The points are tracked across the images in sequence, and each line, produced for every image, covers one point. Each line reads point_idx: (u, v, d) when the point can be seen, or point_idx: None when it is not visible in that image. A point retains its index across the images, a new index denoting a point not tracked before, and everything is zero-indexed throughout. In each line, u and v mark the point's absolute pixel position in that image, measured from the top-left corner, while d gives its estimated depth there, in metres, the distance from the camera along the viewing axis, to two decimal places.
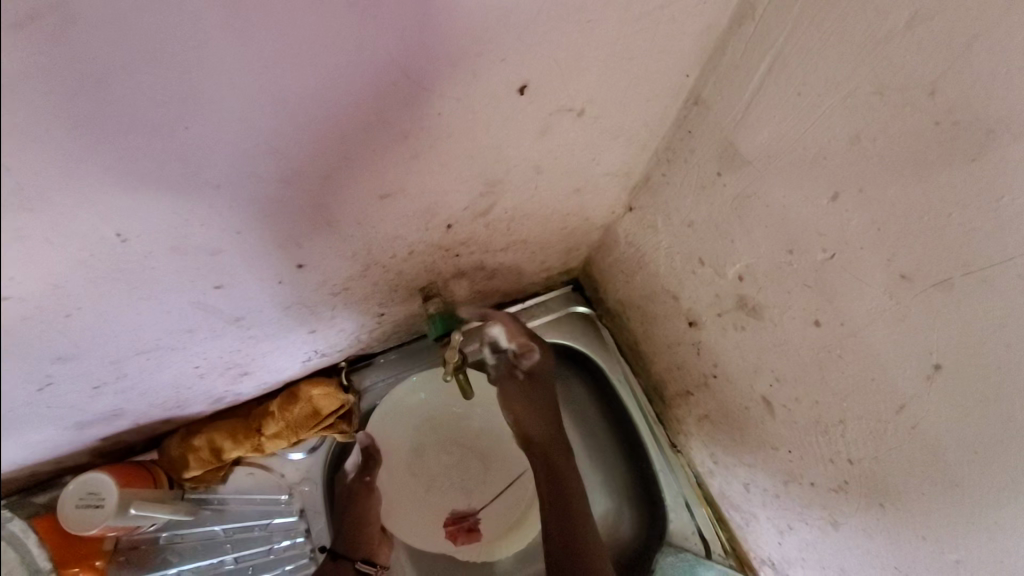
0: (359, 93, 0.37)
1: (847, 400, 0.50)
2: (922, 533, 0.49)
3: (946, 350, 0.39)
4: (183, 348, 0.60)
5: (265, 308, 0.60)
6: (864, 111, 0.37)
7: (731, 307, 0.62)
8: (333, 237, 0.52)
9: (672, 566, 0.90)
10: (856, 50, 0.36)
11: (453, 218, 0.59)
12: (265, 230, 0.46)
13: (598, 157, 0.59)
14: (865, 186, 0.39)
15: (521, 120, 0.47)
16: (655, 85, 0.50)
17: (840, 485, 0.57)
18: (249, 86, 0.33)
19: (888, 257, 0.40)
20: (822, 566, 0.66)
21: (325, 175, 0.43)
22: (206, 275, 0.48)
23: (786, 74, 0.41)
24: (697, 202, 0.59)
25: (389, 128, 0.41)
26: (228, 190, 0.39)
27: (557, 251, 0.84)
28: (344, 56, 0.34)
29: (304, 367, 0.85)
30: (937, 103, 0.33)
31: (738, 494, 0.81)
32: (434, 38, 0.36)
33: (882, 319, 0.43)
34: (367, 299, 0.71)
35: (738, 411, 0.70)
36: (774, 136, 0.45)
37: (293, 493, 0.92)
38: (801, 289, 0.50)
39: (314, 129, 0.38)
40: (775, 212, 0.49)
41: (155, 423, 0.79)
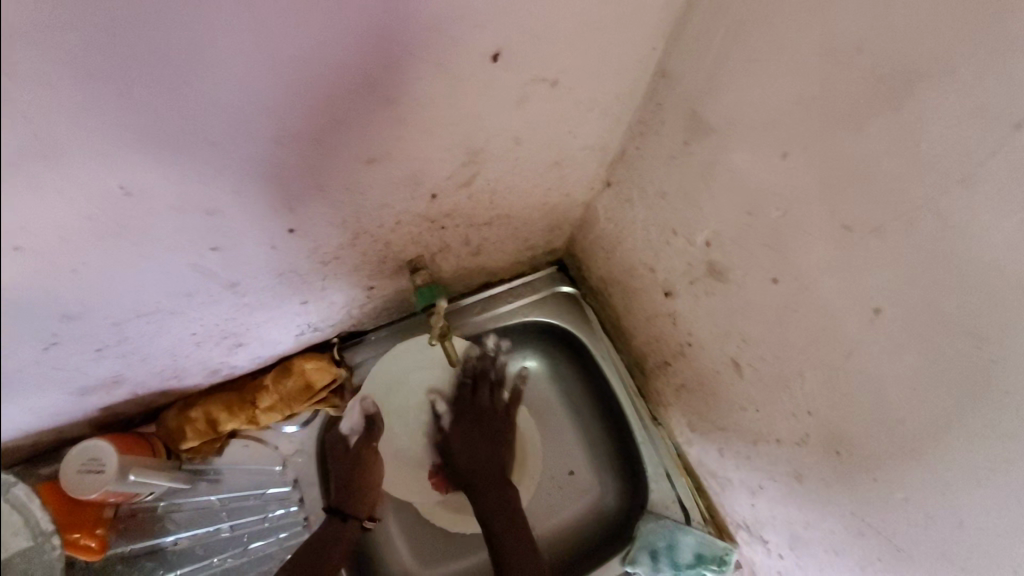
0: (345, 55, 0.40)
1: (804, 353, 0.54)
2: (873, 475, 0.52)
3: (885, 294, 0.42)
4: (181, 312, 0.63)
5: (259, 275, 0.63)
6: (807, 72, 0.40)
7: (701, 273, 0.66)
8: (323, 202, 0.55)
9: (653, 533, 0.92)
10: (798, 16, 0.39)
11: (437, 188, 0.63)
12: (258, 192, 0.49)
13: (575, 130, 0.63)
14: (810, 144, 0.43)
15: (498, 88, 0.51)
16: (625, 57, 0.53)
17: (801, 438, 0.60)
18: (245, 44, 0.36)
19: (832, 210, 0.43)
20: (790, 521, 0.70)
21: (316, 137, 0.46)
22: (202, 236, 0.51)
23: (741, 42, 0.45)
24: (668, 172, 0.63)
25: (375, 92, 0.45)
26: (224, 147, 0.43)
27: (541, 228, 0.87)
28: (332, 19, 0.37)
29: (297, 342, 0.88)
30: (868, 59, 0.36)
31: (714, 460, 0.84)
32: (416, 4, 0.39)
33: (830, 270, 0.46)
34: (357, 270, 0.74)
35: (711, 376, 0.73)
36: (733, 102, 0.49)
37: (287, 464, 0.95)
38: (760, 248, 0.53)
39: (305, 90, 0.41)
40: (735, 176, 0.52)
41: (154, 393, 0.82)
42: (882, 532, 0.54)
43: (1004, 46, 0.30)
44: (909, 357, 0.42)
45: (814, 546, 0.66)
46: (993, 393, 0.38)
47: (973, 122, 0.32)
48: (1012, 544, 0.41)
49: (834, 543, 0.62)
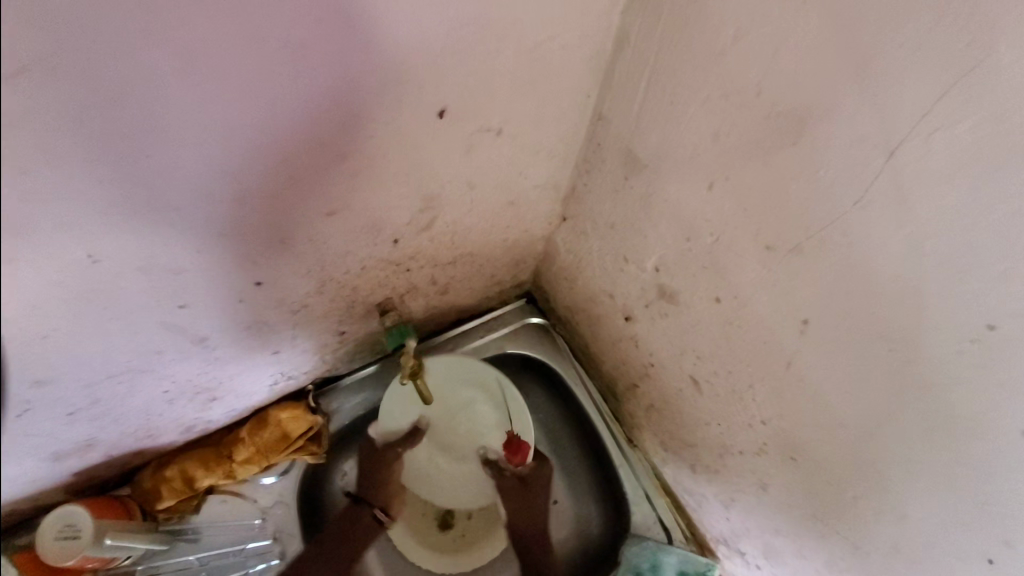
0: (295, 120, 0.44)
1: (751, 366, 0.57)
2: (826, 478, 0.54)
3: (812, 307, 0.45)
4: (152, 370, 0.64)
5: (228, 329, 0.65)
6: (718, 113, 0.45)
7: (655, 297, 0.69)
8: (287, 254, 0.57)
9: (636, 556, 0.92)
10: (703, 64, 0.44)
11: (398, 233, 0.66)
12: (223, 249, 0.51)
13: (525, 171, 0.67)
14: (729, 175, 0.47)
15: (446, 140, 0.54)
16: (562, 104, 0.58)
17: (759, 448, 0.63)
18: (201, 118, 0.39)
19: (755, 233, 0.47)
20: (761, 530, 0.72)
21: (277, 195, 0.49)
22: (170, 296, 0.53)
23: (660, 88, 0.50)
24: (614, 205, 0.67)
25: (328, 149, 0.48)
26: (187, 211, 0.45)
27: (505, 263, 0.90)
28: (281, 88, 0.41)
29: (271, 392, 0.89)
30: (765, 101, 0.40)
31: (688, 477, 0.86)
32: (354, 72, 0.43)
33: (761, 287, 0.50)
34: (326, 316, 0.76)
35: (675, 394, 0.76)
36: (662, 139, 0.53)
37: (267, 516, 0.94)
38: (701, 271, 0.57)
39: (261, 152, 0.44)
40: (672, 206, 0.57)
41: (126, 454, 0.81)
42: (840, 532, 0.56)
43: (871, 86, 0.33)
44: (838, 364, 0.46)
45: (785, 551, 0.69)
46: (913, 391, 0.41)
47: (854, 151, 0.36)
48: (949, 530, 0.44)
49: (802, 546, 0.64)
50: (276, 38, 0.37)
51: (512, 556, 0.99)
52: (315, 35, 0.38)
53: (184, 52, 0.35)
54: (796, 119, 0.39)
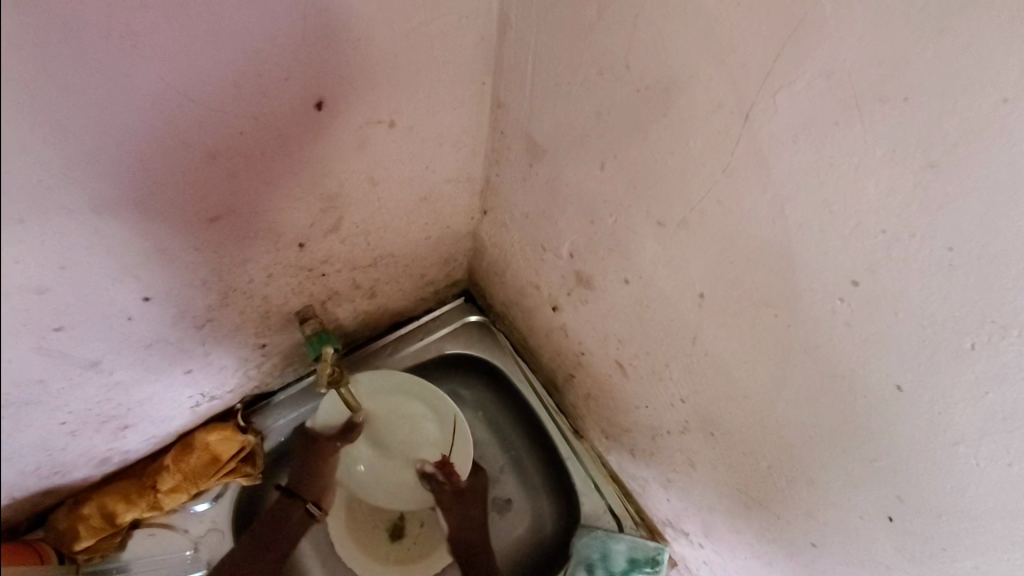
0: (144, 119, 0.40)
1: (663, 344, 0.57)
2: (742, 449, 0.54)
3: (704, 280, 0.45)
4: (41, 402, 0.59)
5: (123, 350, 0.61)
6: (596, 90, 0.44)
7: (574, 284, 0.69)
8: (173, 264, 0.54)
9: (588, 546, 0.91)
10: (575, 42, 0.44)
11: (302, 236, 0.63)
12: (94, 265, 0.47)
13: (431, 165, 0.65)
14: (617, 154, 0.47)
15: (333, 134, 0.52)
16: (455, 93, 0.57)
17: (684, 426, 0.62)
18: (27, 119, 0.35)
19: (646, 209, 0.47)
20: (698, 508, 0.72)
21: (144, 203, 0.46)
22: (43, 319, 0.48)
23: (544, 69, 0.49)
24: (524, 193, 0.66)
25: (191, 149, 0.45)
26: (36, 224, 0.40)
27: (432, 262, 0.88)
28: (115, 83, 0.37)
29: (194, 415, 0.84)
30: (633, 74, 0.40)
31: (629, 461, 0.85)
32: (204, 63, 0.40)
33: (660, 263, 0.50)
34: (239, 329, 0.72)
35: (606, 380, 0.76)
36: (554, 122, 0.52)
37: (200, 546, 0.88)
38: (608, 253, 0.57)
39: (109, 154, 0.40)
40: (573, 189, 0.56)
41: (35, 495, 0.75)
42: (763, 503, 0.56)
43: (720, 50, 0.33)
44: (735, 334, 0.46)
45: (721, 528, 0.69)
46: (800, 354, 0.41)
47: (716, 118, 0.36)
48: (851, 490, 0.44)
49: (734, 521, 0.65)
50: (94, 25, 0.34)
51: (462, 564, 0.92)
52: (142, 22, 0.35)
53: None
54: (661, 91, 0.38)
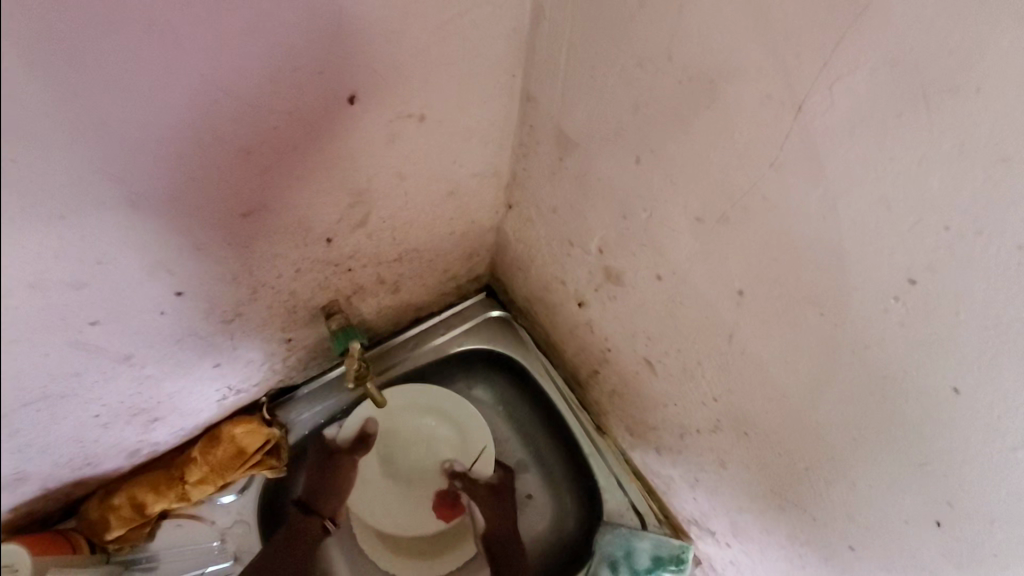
0: (182, 113, 0.40)
1: (697, 341, 0.56)
2: (777, 448, 0.53)
3: (744, 277, 0.44)
4: (76, 395, 0.60)
5: (154, 345, 0.61)
6: (634, 82, 0.43)
7: (602, 280, 0.68)
8: (205, 260, 0.54)
9: (611, 543, 0.90)
10: (614, 35, 0.43)
11: (330, 231, 0.63)
12: (128, 261, 0.47)
13: (459, 159, 0.64)
14: (653, 147, 0.46)
15: (363, 128, 0.52)
16: (486, 87, 0.56)
17: (715, 425, 0.61)
18: (71, 116, 0.35)
19: (684, 203, 0.46)
20: (726, 508, 0.71)
21: (180, 199, 0.46)
22: (79, 312, 0.49)
23: (578, 61, 0.48)
24: (552, 188, 0.65)
25: (226, 146, 0.44)
26: (75, 220, 0.41)
27: (456, 257, 0.88)
28: (153, 78, 0.37)
29: (221, 408, 0.85)
30: (675, 65, 0.39)
31: (654, 459, 0.84)
32: (243, 58, 0.39)
33: (696, 259, 0.49)
34: (266, 323, 0.73)
35: (632, 376, 0.75)
36: (587, 116, 0.51)
37: (226, 537, 0.88)
38: (641, 249, 0.56)
39: (150, 150, 0.40)
40: (605, 184, 0.55)
41: (66, 486, 0.77)
42: (798, 505, 0.55)
43: (771, 39, 0.32)
44: (775, 331, 0.45)
45: (750, 528, 0.68)
46: (844, 354, 0.40)
47: (765, 111, 0.35)
48: (894, 492, 0.43)
49: (766, 522, 0.63)
50: (137, 20, 0.34)
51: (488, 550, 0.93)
52: (183, 16, 0.35)
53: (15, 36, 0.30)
54: (706, 83, 0.37)
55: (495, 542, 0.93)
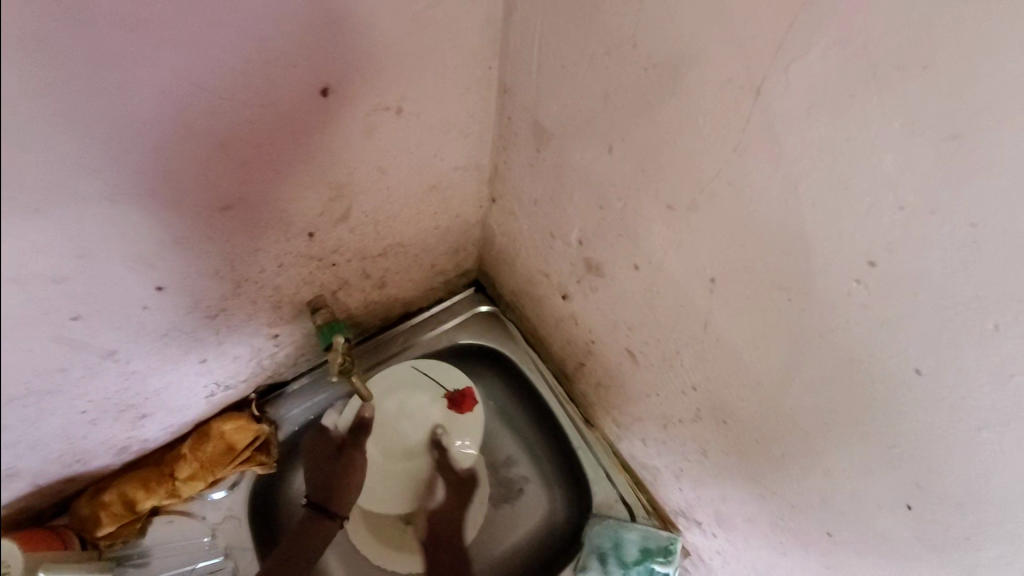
0: (155, 107, 0.40)
1: (674, 330, 0.56)
2: (754, 436, 0.54)
3: (715, 265, 0.45)
4: (60, 391, 0.60)
5: (138, 340, 0.61)
6: (603, 71, 0.44)
7: (583, 271, 0.68)
8: (184, 255, 0.54)
9: (598, 535, 0.90)
10: (582, 25, 0.43)
11: (311, 226, 0.63)
12: (107, 255, 0.48)
13: (439, 153, 0.65)
14: (624, 136, 0.46)
15: (339, 120, 0.52)
16: (462, 79, 0.56)
17: (695, 414, 0.62)
18: (43, 110, 0.35)
19: (656, 192, 0.46)
20: (710, 497, 0.71)
21: (157, 194, 0.46)
22: (58, 307, 0.49)
23: (551, 51, 0.49)
24: (532, 180, 0.66)
25: (202, 139, 0.45)
26: (51, 215, 0.41)
27: (442, 251, 0.88)
28: (122, 73, 0.37)
29: (210, 404, 0.85)
30: (640, 53, 0.39)
31: (640, 450, 0.85)
32: (213, 51, 0.40)
33: (670, 248, 0.49)
34: (251, 319, 0.73)
35: (616, 368, 0.75)
36: (562, 107, 0.52)
37: (217, 533, 0.89)
38: (618, 239, 0.56)
39: (125, 145, 0.41)
40: (581, 174, 0.55)
41: (56, 483, 0.77)
42: (776, 491, 0.56)
43: (729, 24, 0.33)
44: (746, 318, 0.45)
45: (733, 516, 0.68)
46: (811, 338, 0.40)
47: (727, 97, 0.35)
48: (865, 475, 0.44)
49: (748, 510, 0.64)
50: (102, 14, 0.34)
51: (483, 536, 0.96)
52: (149, 10, 0.35)
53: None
54: (670, 70, 0.38)
55: (490, 528, 0.97)
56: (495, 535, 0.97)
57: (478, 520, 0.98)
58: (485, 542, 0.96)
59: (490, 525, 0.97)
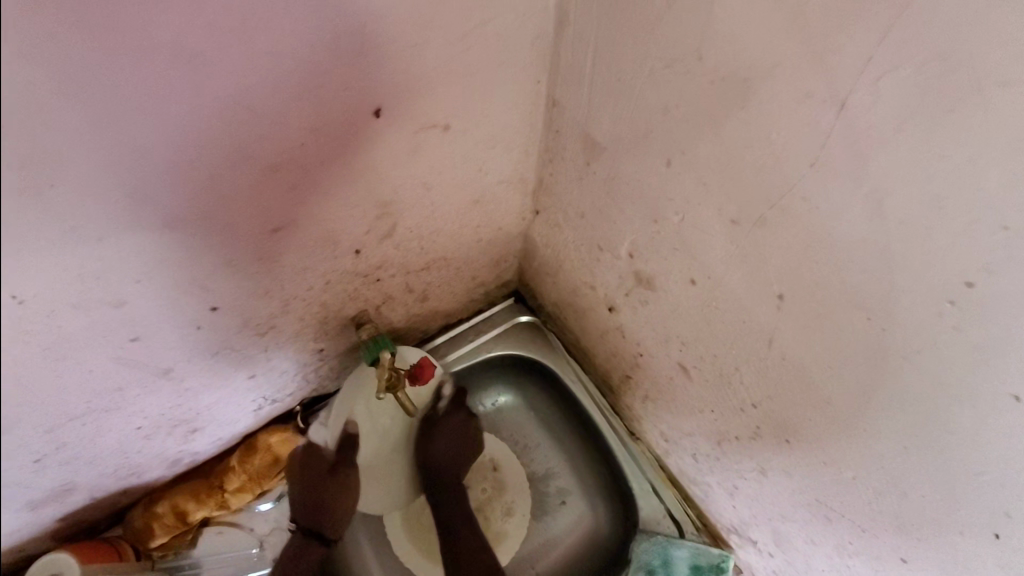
0: (212, 136, 0.40)
1: (733, 347, 0.54)
2: (821, 458, 0.51)
3: (784, 282, 0.43)
4: (118, 408, 0.61)
5: (193, 358, 0.62)
6: (663, 84, 0.42)
7: (633, 284, 0.66)
8: (238, 275, 0.55)
9: (647, 552, 0.88)
10: (641, 35, 0.42)
11: (358, 243, 0.63)
12: (166, 278, 0.48)
13: (484, 167, 0.64)
14: (684, 150, 0.44)
15: (387, 140, 0.52)
16: (510, 94, 0.56)
17: (754, 432, 0.59)
18: (104, 144, 0.36)
19: (718, 207, 0.44)
20: (768, 517, 0.68)
21: (213, 218, 0.46)
22: (119, 330, 0.50)
23: (604, 64, 0.47)
24: (580, 192, 0.65)
25: (256, 165, 0.45)
26: (114, 242, 0.42)
27: (483, 263, 0.87)
28: (182, 104, 0.37)
29: (257, 418, 0.86)
30: (706, 65, 0.38)
31: (690, 466, 0.82)
32: (269, 78, 0.40)
33: (732, 264, 0.47)
34: (299, 334, 0.74)
35: (665, 382, 0.73)
36: (614, 120, 0.50)
37: (265, 544, 0.90)
38: (673, 253, 0.54)
39: (183, 173, 0.41)
40: (634, 187, 0.54)
41: (112, 495, 0.79)
42: (845, 515, 0.53)
43: (811, 36, 0.31)
44: (816, 337, 0.43)
45: (794, 537, 0.65)
46: (893, 360, 0.38)
47: (804, 109, 0.33)
48: (951, 505, 0.41)
49: (811, 532, 0.61)
50: (165, 47, 0.34)
51: (525, 550, 0.94)
52: (208, 41, 0.35)
53: (48, 71, 0.31)
54: (739, 82, 0.36)
55: (532, 541, 0.95)
56: (536, 548, 0.95)
57: (520, 532, 0.95)
58: (528, 555, 0.94)
59: (532, 538, 0.95)
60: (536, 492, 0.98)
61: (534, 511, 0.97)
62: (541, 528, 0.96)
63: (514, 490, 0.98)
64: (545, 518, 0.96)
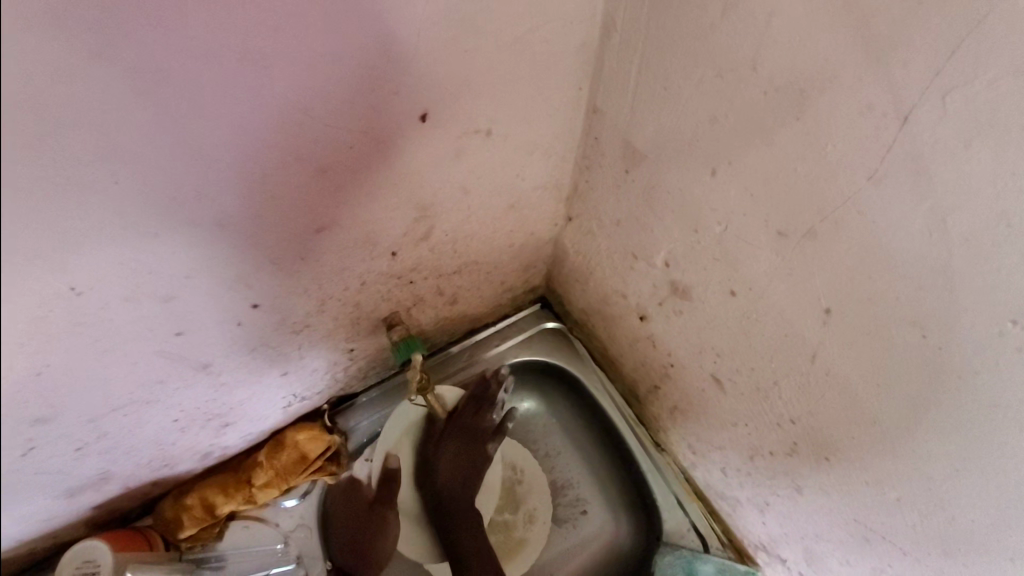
0: (267, 137, 0.41)
1: (774, 362, 0.53)
2: (863, 478, 0.50)
3: (830, 295, 0.42)
4: (158, 401, 0.63)
5: (230, 354, 0.63)
6: (713, 92, 0.42)
7: (667, 293, 0.66)
8: (279, 274, 0.55)
9: (671, 566, 0.89)
10: (693, 45, 0.42)
11: (395, 245, 0.64)
12: (212, 274, 0.49)
13: (522, 173, 0.64)
14: (733, 159, 0.44)
15: (431, 144, 0.52)
16: (553, 101, 0.56)
17: (791, 448, 0.58)
18: (165, 142, 0.37)
19: (764, 218, 0.44)
20: (800, 536, 0.67)
21: (262, 216, 0.47)
22: (164, 323, 0.51)
23: (652, 72, 0.47)
24: (616, 200, 0.64)
25: (306, 165, 0.46)
26: (168, 238, 0.43)
27: (514, 268, 0.87)
28: (241, 105, 0.38)
29: (286, 415, 0.87)
30: (761, 74, 0.37)
31: (719, 480, 0.81)
32: (325, 82, 0.40)
33: (777, 276, 0.46)
34: (332, 334, 0.74)
35: (697, 394, 0.72)
36: (658, 127, 0.50)
37: (289, 539, 0.90)
38: (713, 263, 0.54)
39: (236, 173, 0.42)
40: (675, 196, 0.53)
41: (143, 486, 0.80)
42: (883, 536, 0.52)
43: (875, 47, 0.30)
44: (863, 353, 0.42)
45: (827, 558, 0.64)
46: (946, 378, 0.37)
47: (865, 121, 0.33)
48: (1001, 531, 0.40)
49: (846, 553, 0.60)
50: (232, 48, 0.35)
51: (546, 558, 0.93)
52: (271, 44, 0.36)
53: (126, 69, 0.32)
54: (796, 92, 0.36)
55: (553, 549, 0.93)
56: (557, 556, 0.93)
57: (541, 539, 0.94)
58: (548, 563, 0.93)
59: (552, 545, 0.94)
60: (557, 498, 0.97)
61: (555, 518, 0.95)
62: (563, 536, 0.94)
63: (537, 497, 0.97)
64: (566, 526, 0.95)
